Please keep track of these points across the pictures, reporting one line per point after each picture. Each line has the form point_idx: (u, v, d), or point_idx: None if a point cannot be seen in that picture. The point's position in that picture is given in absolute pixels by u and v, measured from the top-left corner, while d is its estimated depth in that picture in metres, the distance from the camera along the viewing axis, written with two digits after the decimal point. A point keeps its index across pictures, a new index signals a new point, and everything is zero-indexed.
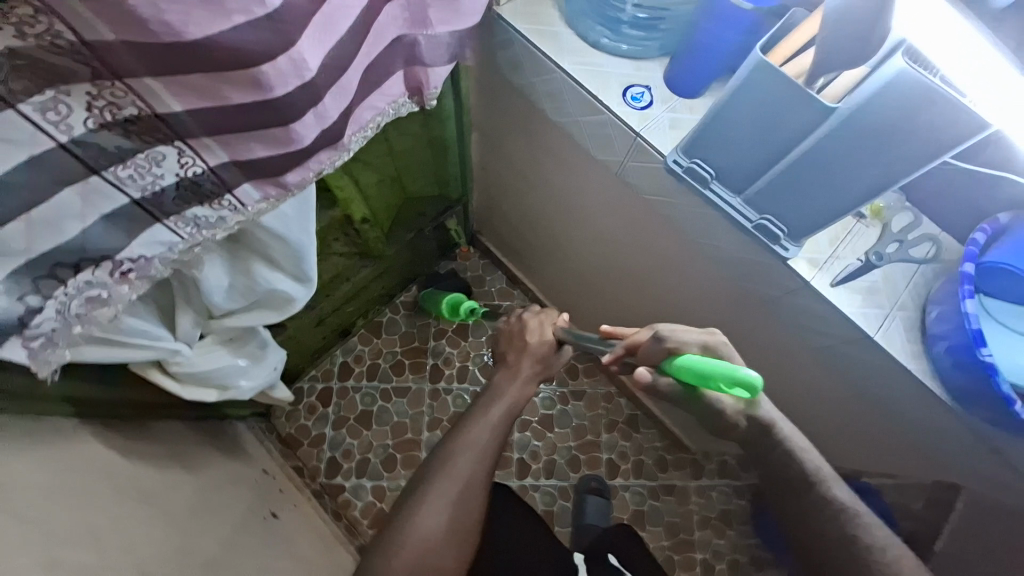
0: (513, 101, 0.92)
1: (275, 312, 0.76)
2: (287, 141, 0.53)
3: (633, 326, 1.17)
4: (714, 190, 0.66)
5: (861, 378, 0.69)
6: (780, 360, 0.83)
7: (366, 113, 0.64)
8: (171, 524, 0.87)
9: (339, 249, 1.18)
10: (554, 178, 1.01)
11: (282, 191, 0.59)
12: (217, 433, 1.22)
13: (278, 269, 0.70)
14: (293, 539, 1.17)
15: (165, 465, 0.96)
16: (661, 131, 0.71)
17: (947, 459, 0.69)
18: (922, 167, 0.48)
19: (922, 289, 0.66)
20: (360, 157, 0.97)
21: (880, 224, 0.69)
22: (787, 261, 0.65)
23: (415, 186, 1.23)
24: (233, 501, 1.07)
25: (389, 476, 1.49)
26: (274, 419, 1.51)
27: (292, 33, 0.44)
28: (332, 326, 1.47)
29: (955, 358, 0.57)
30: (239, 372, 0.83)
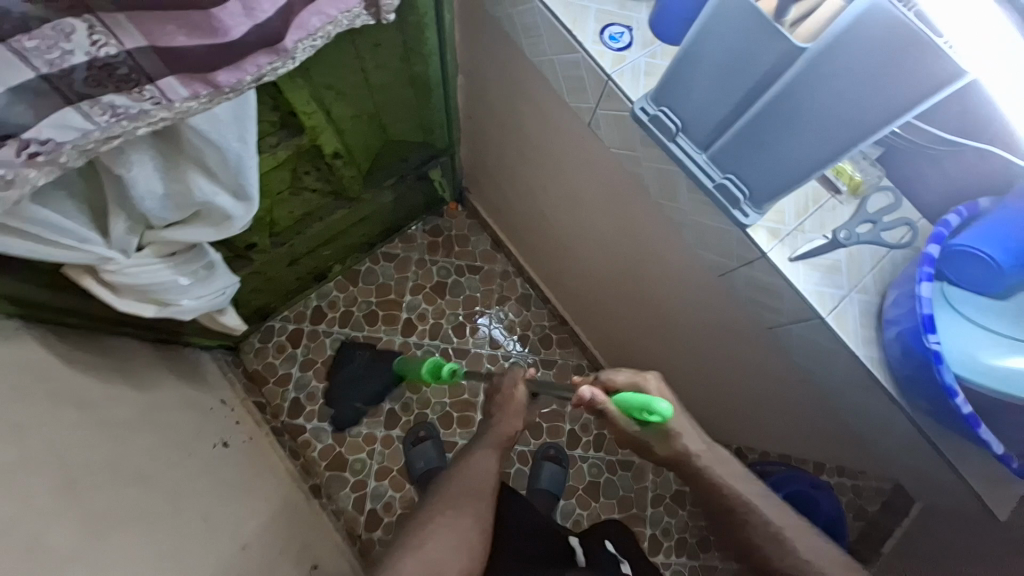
0: (496, 39, 0.86)
1: (211, 228, 0.74)
2: (212, 32, 0.50)
3: (602, 294, 1.13)
4: (678, 145, 0.61)
5: (810, 361, 0.66)
6: (739, 340, 0.79)
7: (313, 19, 0.60)
8: (105, 432, 0.88)
9: (311, 185, 1.13)
10: (531, 130, 0.96)
11: (214, 90, 0.56)
12: (175, 358, 1.23)
13: (216, 182, 0.67)
14: (240, 469, 1.18)
15: (109, 378, 0.97)
16: (634, 77, 0.65)
17: (885, 448, 0.66)
18: (892, 123, 0.43)
19: (886, 275, 0.62)
20: (333, 85, 0.91)
21: (856, 201, 0.63)
22: (744, 228, 0.60)
23: (397, 129, 1.15)
24: (179, 423, 1.08)
25: (350, 422, 1.50)
26: (242, 354, 1.52)
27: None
28: (307, 267, 1.44)
29: (902, 344, 0.53)
30: (180, 290, 0.81)
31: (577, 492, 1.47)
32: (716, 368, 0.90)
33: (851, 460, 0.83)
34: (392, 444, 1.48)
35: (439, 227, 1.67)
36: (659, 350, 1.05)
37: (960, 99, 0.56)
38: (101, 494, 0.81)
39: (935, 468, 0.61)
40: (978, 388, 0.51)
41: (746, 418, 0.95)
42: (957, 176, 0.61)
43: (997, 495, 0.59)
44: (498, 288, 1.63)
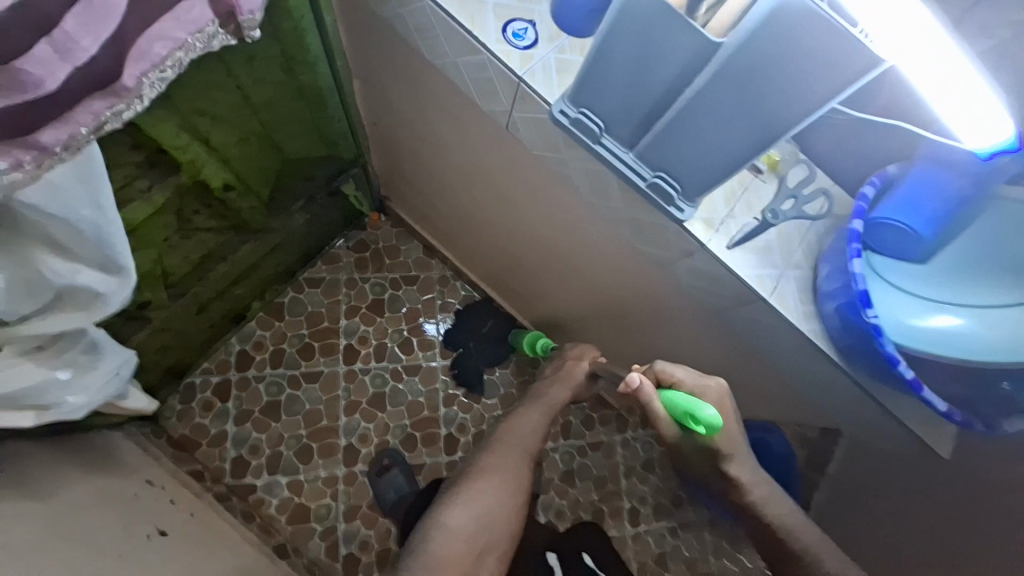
0: (391, 42, 0.77)
1: (83, 313, 0.61)
2: (19, 87, 0.40)
3: (545, 290, 1.11)
4: (604, 146, 0.58)
5: (756, 339, 0.67)
6: (686, 323, 0.80)
7: (156, 46, 0.48)
8: (14, 557, 0.72)
9: (203, 224, 0.98)
10: (445, 133, 0.89)
11: (41, 154, 0.44)
12: (78, 448, 1.04)
13: (73, 258, 0.55)
14: (188, 554, 1.04)
15: (2, 494, 0.80)
16: (546, 76, 0.61)
17: (830, 403, 0.70)
18: (812, 115, 0.43)
19: (814, 247, 0.64)
20: (206, 110, 0.78)
21: (777, 178, 0.65)
22: (681, 223, 0.59)
23: (294, 147, 1.02)
24: (100, 522, 0.93)
25: (305, 468, 1.38)
26: (162, 421, 1.34)
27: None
28: (219, 312, 1.28)
29: (841, 317, 0.56)
30: (63, 387, 0.67)
31: (553, 482, 1.47)
32: (668, 349, 0.91)
33: (793, 413, 0.88)
34: (355, 480, 1.39)
35: (364, 241, 1.55)
36: (608, 339, 1.05)
37: None
38: None
39: (877, 417, 0.65)
40: (916, 353, 0.55)
41: None
42: (864, 143, 0.63)
43: (928, 432, 0.65)
44: (438, 295, 1.55)
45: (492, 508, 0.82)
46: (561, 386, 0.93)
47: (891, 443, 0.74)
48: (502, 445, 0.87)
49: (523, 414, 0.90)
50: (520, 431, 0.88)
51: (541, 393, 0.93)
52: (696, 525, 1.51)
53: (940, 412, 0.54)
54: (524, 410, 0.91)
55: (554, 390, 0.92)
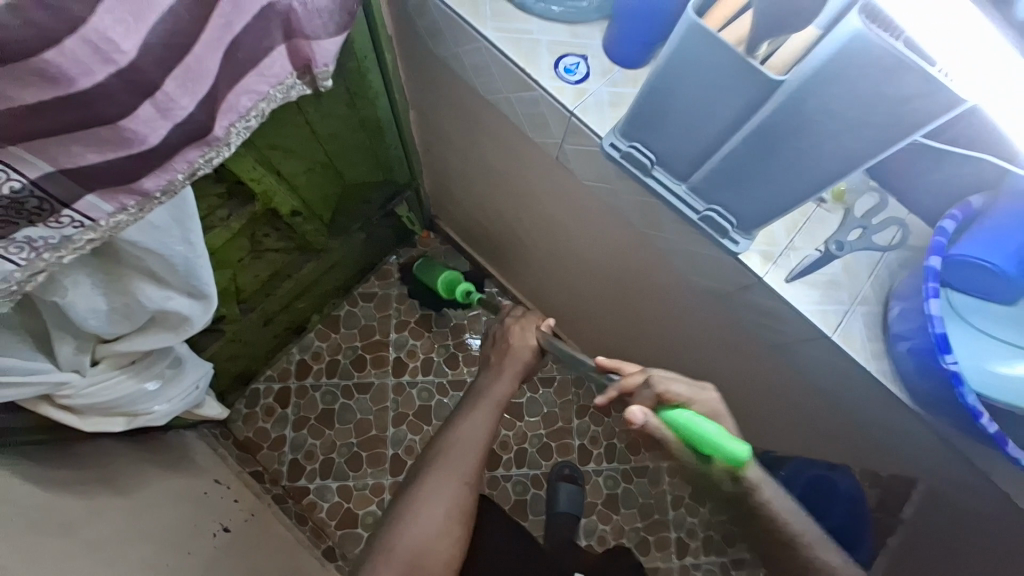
0: (444, 76, 0.81)
1: (170, 333, 0.67)
2: (123, 143, 0.45)
3: (592, 311, 1.10)
4: (656, 177, 0.58)
5: (822, 377, 0.64)
6: (740, 354, 0.76)
7: (242, 99, 0.54)
8: (96, 552, 0.81)
9: (272, 246, 1.06)
10: (494, 160, 0.92)
11: (142, 198, 0.51)
12: (160, 447, 1.15)
13: (167, 286, 0.61)
14: (247, 553, 1.11)
15: (93, 491, 0.90)
16: (599, 109, 0.61)
17: (904, 450, 0.66)
18: (882, 154, 0.41)
19: (885, 281, 0.60)
20: (278, 144, 0.84)
21: (842, 208, 0.62)
22: (737, 256, 0.58)
23: (355, 174, 1.08)
24: (176, 519, 1.01)
25: (355, 475, 1.44)
26: (229, 424, 1.45)
27: (76, 8, 0.36)
28: (283, 324, 1.37)
29: (918, 361, 0.52)
30: (149, 396, 0.74)
31: (596, 507, 1.45)
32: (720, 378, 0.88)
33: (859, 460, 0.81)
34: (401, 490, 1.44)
35: (414, 258, 1.61)
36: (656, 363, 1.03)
37: None
38: None
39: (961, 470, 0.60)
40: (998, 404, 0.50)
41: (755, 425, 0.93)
42: (944, 177, 0.58)
43: None
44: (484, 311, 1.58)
45: (432, 524, 0.70)
46: (504, 379, 0.81)
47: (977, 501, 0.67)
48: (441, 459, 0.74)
49: (463, 425, 0.76)
50: (460, 444, 0.74)
51: (483, 392, 0.79)
52: (751, 565, 1.42)
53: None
54: (466, 413, 0.77)
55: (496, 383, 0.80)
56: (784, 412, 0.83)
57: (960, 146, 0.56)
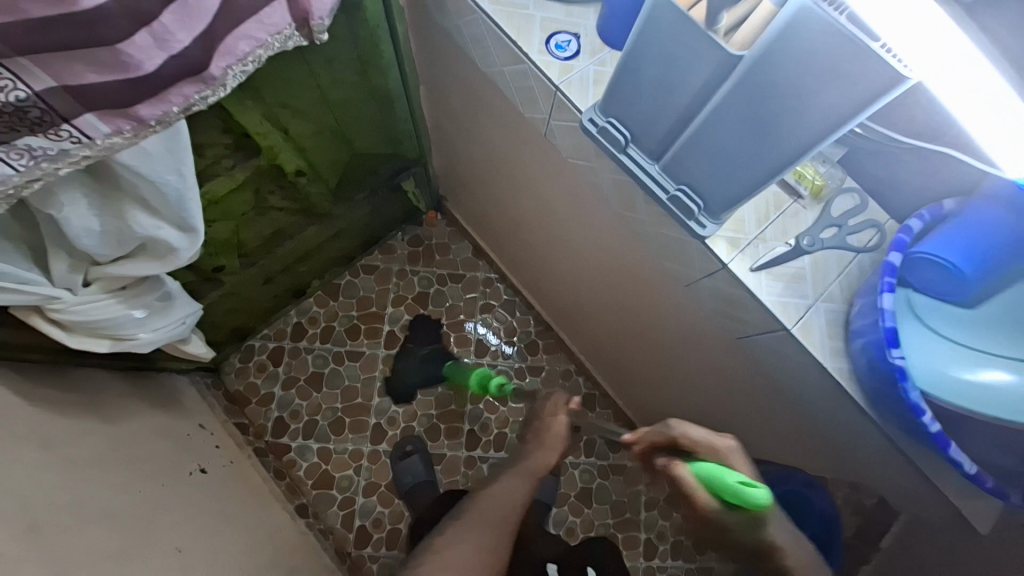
0: (452, 53, 0.82)
1: (158, 262, 0.71)
2: (121, 68, 0.49)
3: (579, 299, 1.11)
4: (630, 156, 0.59)
5: (782, 372, 0.64)
6: (713, 348, 0.76)
7: (241, 44, 0.57)
8: (72, 470, 0.85)
9: (276, 204, 1.09)
10: (494, 138, 0.93)
11: (138, 125, 0.54)
12: (151, 386, 1.20)
13: (158, 216, 0.65)
14: (222, 496, 1.15)
15: (79, 414, 0.95)
16: (584, 86, 0.62)
17: (857, 450, 0.65)
18: (837, 133, 0.42)
19: (854, 281, 0.60)
20: (287, 103, 0.87)
21: (820, 205, 0.61)
22: (703, 239, 0.58)
23: (363, 142, 1.10)
24: (157, 453, 1.06)
25: (336, 439, 1.48)
26: (223, 375, 1.50)
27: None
28: (284, 284, 1.41)
29: (869, 358, 0.53)
30: (136, 324, 0.78)
31: (568, 499, 1.45)
32: (696, 373, 0.88)
33: (828, 470, 0.79)
34: (378, 459, 1.46)
35: (418, 236, 1.64)
36: (637, 353, 1.03)
37: (915, 108, 0.55)
38: (68, 536, 0.76)
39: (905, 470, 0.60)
40: (946, 405, 0.50)
41: (728, 427, 0.92)
42: (922, 177, 0.59)
43: (972, 506, 0.58)
44: (481, 295, 1.60)
45: None
46: (544, 450, 0.77)
47: (928, 512, 0.65)
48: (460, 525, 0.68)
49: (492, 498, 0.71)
50: (482, 518, 0.68)
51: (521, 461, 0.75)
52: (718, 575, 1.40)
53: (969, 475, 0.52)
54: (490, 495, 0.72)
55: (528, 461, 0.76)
56: (754, 414, 0.82)
57: (914, 137, 0.57)
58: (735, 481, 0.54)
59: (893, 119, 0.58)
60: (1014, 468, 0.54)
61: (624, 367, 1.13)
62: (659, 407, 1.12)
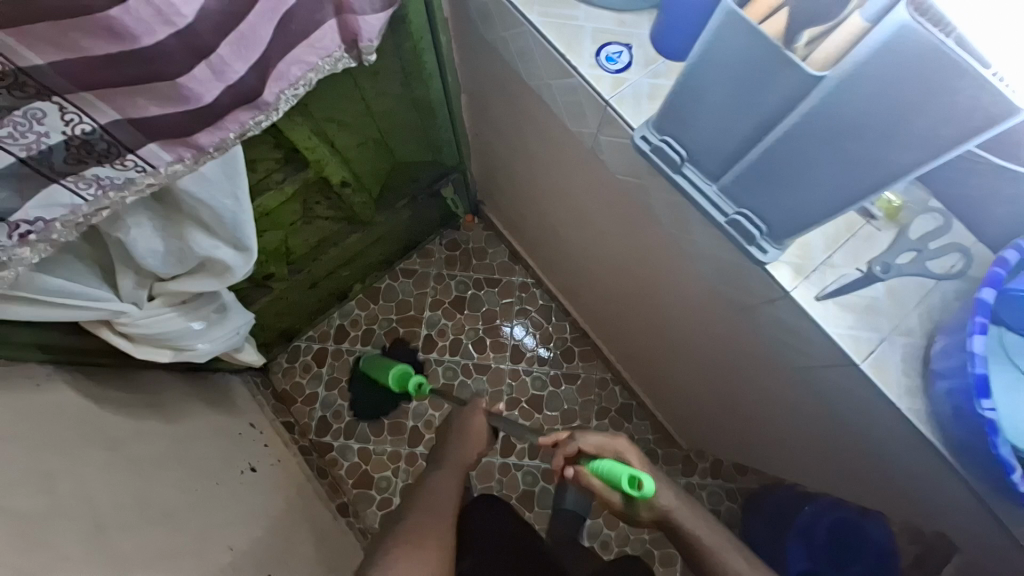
0: (495, 63, 0.80)
1: (214, 279, 0.74)
2: (181, 100, 0.50)
3: (619, 310, 1.08)
4: (685, 175, 0.55)
5: (845, 406, 0.60)
6: (767, 374, 0.72)
7: (294, 68, 0.59)
8: (135, 469, 0.91)
9: (322, 214, 1.10)
10: (535, 148, 0.91)
11: (197, 152, 0.56)
12: (206, 385, 1.27)
13: (215, 236, 0.68)
14: (268, 494, 1.20)
15: (142, 414, 1.01)
16: (637, 100, 0.60)
17: (930, 492, 0.61)
18: (932, 159, 0.39)
19: (935, 313, 0.55)
20: (334, 117, 0.88)
21: (896, 227, 0.57)
22: (765, 266, 0.54)
23: (405, 150, 1.10)
24: (213, 451, 1.12)
25: (375, 440, 1.51)
26: (270, 374, 1.56)
27: None
28: (327, 289, 1.45)
29: (954, 404, 0.50)
30: (194, 335, 0.82)
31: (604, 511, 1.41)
32: (747, 394, 0.83)
33: (894, 508, 0.73)
34: (416, 461, 1.49)
35: (455, 241, 1.65)
36: (682, 370, 0.99)
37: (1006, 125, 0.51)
38: (131, 536, 0.81)
39: (976, 514, 0.56)
40: None
41: (782, 450, 0.87)
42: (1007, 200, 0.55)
43: None
44: (518, 300, 1.59)
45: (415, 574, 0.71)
46: (465, 444, 0.87)
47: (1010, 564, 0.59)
48: (414, 517, 0.77)
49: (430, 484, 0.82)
50: (431, 500, 0.79)
51: (449, 456, 0.85)
52: None
53: None
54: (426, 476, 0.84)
55: (459, 452, 0.86)
56: (811, 443, 0.77)
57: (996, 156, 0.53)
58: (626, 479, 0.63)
59: (997, 138, 0.52)
60: None
61: (667, 379, 1.10)
62: (703, 421, 1.09)
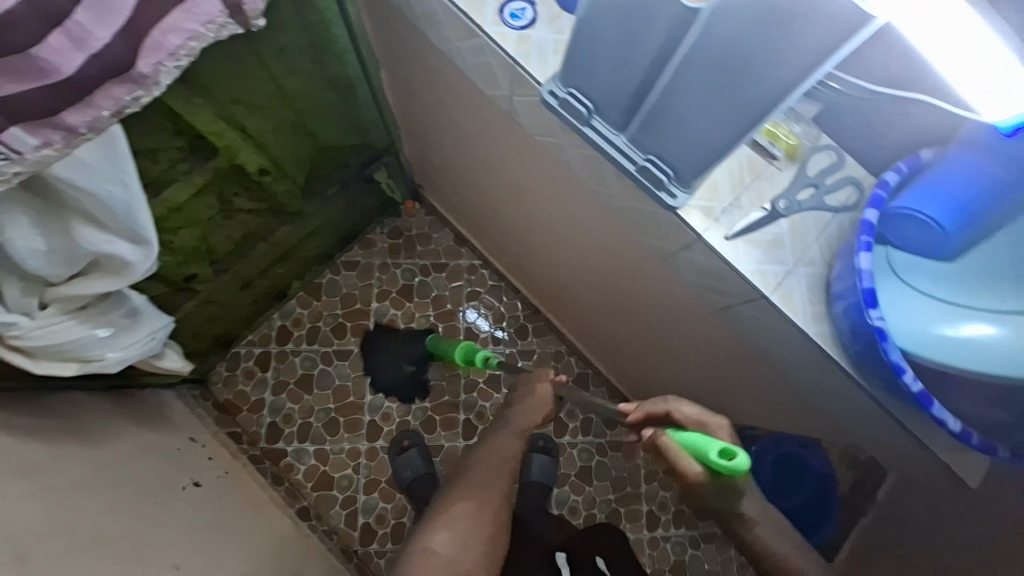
0: (408, 30, 0.77)
1: (115, 279, 0.68)
2: (38, 73, 0.45)
3: (561, 279, 1.09)
4: (595, 127, 0.56)
5: (762, 339, 0.63)
6: (699, 322, 0.75)
7: (169, 37, 0.52)
8: (55, 498, 0.82)
9: (243, 206, 1.02)
10: (460, 119, 0.88)
11: (69, 134, 0.50)
12: (134, 403, 1.17)
13: (108, 230, 0.62)
14: (218, 507, 1.14)
15: (59, 440, 0.92)
16: (544, 57, 0.59)
17: (843, 410, 0.66)
18: (799, 85, 0.41)
19: (832, 243, 0.59)
20: (242, 99, 0.81)
21: (795, 166, 0.60)
22: (675, 210, 0.56)
23: (329, 134, 1.04)
24: (146, 471, 1.05)
25: (331, 440, 1.47)
26: (210, 385, 1.47)
27: None
28: (263, 288, 1.37)
29: (851, 320, 0.54)
30: (102, 343, 0.75)
31: (569, 479, 1.42)
32: (684, 344, 0.86)
33: (821, 431, 0.79)
34: (377, 455, 1.46)
35: (398, 228, 1.60)
36: (625, 330, 1.02)
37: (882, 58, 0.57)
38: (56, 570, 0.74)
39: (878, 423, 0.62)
40: (926, 361, 0.53)
41: (723, 394, 0.92)
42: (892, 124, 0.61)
43: (961, 462, 0.60)
44: (467, 283, 1.58)
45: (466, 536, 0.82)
46: (529, 410, 0.96)
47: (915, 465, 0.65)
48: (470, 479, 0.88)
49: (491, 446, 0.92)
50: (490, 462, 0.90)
51: (511, 420, 0.95)
52: (721, 539, 1.42)
53: (955, 433, 0.54)
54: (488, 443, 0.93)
55: (521, 418, 0.95)
56: (745, 383, 0.81)
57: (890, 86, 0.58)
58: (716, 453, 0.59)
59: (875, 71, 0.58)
60: (999, 419, 0.56)
61: (613, 342, 1.13)
62: (650, 379, 1.13)
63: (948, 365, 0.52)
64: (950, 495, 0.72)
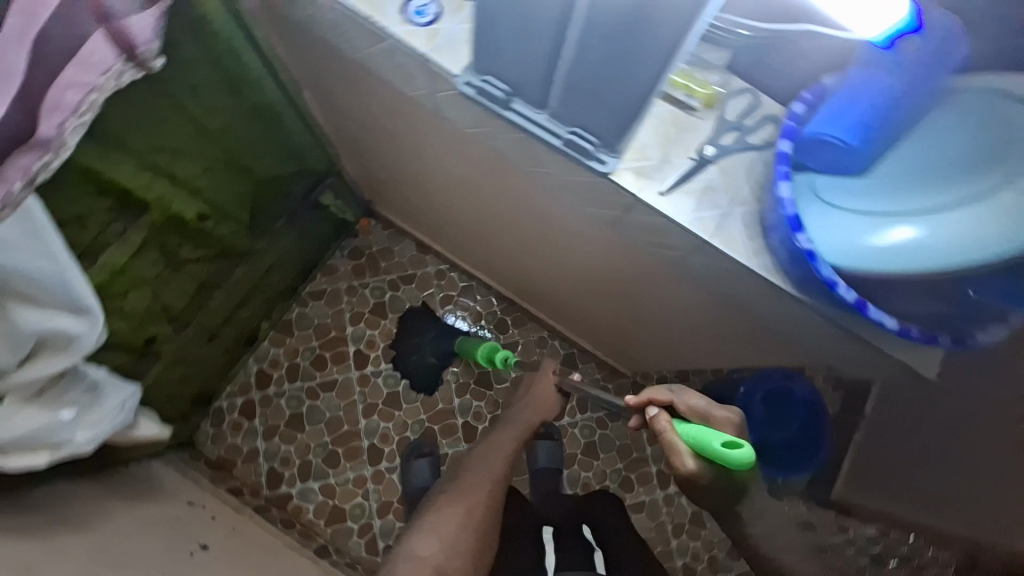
0: (317, 45, 0.77)
1: (66, 357, 0.66)
2: None
3: (525, 265, 1.10)
4: (516, 110, 0.58)
5: (716, 283, 0.66)
6: (659, 278, 0.77)
7: (68, 94, 0.51)
8: None
9: (190, 256, 0.98)
10: (391, 126, 0.88)
11: None
12: (121, 480, 1.13)
13: (42, 307, 0.61)
14: (235, 564, 1.10)
15: (50, 532, 0.88)
16: (454, 48, 0.60)
17: (804, 334, 0.69)
18: (687, 34, 0.42)
19: (761, 178, 0.62)
20: (163, 147, 0.79)
21: (715, 113, 0.63)
22: (608, 176, 0.58)
23: (264, 167, 1.03)
24: (152, 544, 1.01)
25: (335, 473, 1.45)
26: (199, 445, 1.43)
27: None
28: (231, 336, 1.33)
29: (789, 248, 0.57)
30: (69, 425, 0.72)
31: (575, 457, 1.45)
32: (652, 302, 0.88)
33: (793, 356, 0.82)
34: (384, 478, 1.45)
35: (357, 248, 1.58)
36: (595, 301, 1.04)
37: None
38: None
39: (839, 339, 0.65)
40: (854, 271, 0.58)
41: (699, 343, 0.95)
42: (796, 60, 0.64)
43: (915, 356, 0.63)
44: (438, 289, 1.57)
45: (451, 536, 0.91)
46: (529, 412, 1.06)
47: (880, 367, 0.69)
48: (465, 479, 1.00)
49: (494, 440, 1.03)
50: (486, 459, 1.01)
51: (512, 417, 1.06)
52: None
53: (892, 329, 0.59)
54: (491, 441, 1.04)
55: (523, 416, 1.05)
56: (715, 327, 0.84)
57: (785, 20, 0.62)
58: (718, 444, 0.63)
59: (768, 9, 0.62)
60: (938, 311, 0.60)
61: (587, 316, 1.16)
62: (629, 344, 1.16)
63: (886, 270, 0.56)
64: (919, 390, 0.76)
